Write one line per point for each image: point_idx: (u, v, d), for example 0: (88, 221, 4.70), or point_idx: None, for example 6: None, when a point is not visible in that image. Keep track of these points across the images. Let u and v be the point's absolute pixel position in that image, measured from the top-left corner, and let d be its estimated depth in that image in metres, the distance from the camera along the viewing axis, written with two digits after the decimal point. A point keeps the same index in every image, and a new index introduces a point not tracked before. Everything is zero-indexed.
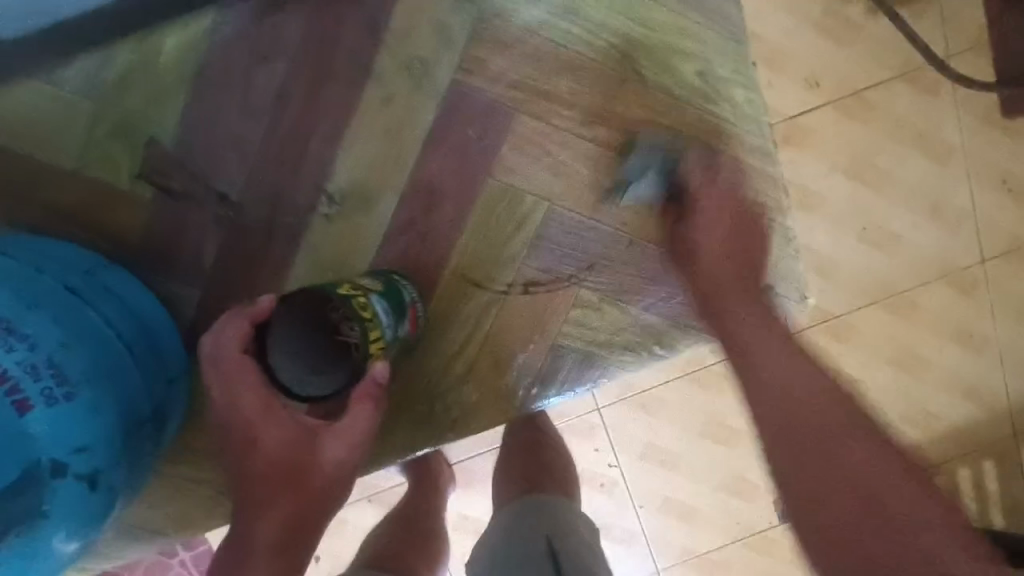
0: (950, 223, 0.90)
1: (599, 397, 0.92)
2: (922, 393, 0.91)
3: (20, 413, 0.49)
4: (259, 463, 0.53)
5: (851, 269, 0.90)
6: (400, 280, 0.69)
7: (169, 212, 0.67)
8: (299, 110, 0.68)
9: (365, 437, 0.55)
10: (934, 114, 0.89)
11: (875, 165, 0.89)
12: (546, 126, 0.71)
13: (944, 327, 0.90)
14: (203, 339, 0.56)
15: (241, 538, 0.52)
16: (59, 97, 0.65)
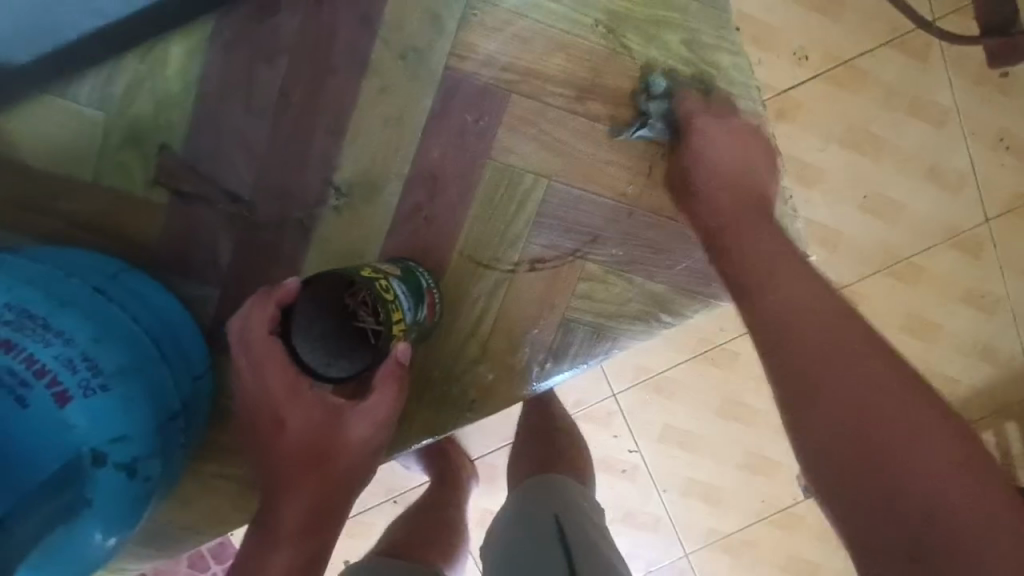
0: (951, 182, 0.98)
1: (615, 384, 1.02)
2: (937, 358, 1.01)
3: (60, 405, 0.51)
4: (287, 445, 0.58)
5: (853, 234, 0.98)
6: (416, 267, 0.71)
7: (182, 214, 0.70)
8: (299, 105, 0.70)
9: (387, 416, 0.60)
10: (927, 79, 0.97)
11: (872, 132, 0.97)
12: (540, 106, 0.73)
13: (951, 287, 1.00)
14: (230, 321, 0.58)
15: (274, 514, 0.57)
16: (70, 111, 0.67)
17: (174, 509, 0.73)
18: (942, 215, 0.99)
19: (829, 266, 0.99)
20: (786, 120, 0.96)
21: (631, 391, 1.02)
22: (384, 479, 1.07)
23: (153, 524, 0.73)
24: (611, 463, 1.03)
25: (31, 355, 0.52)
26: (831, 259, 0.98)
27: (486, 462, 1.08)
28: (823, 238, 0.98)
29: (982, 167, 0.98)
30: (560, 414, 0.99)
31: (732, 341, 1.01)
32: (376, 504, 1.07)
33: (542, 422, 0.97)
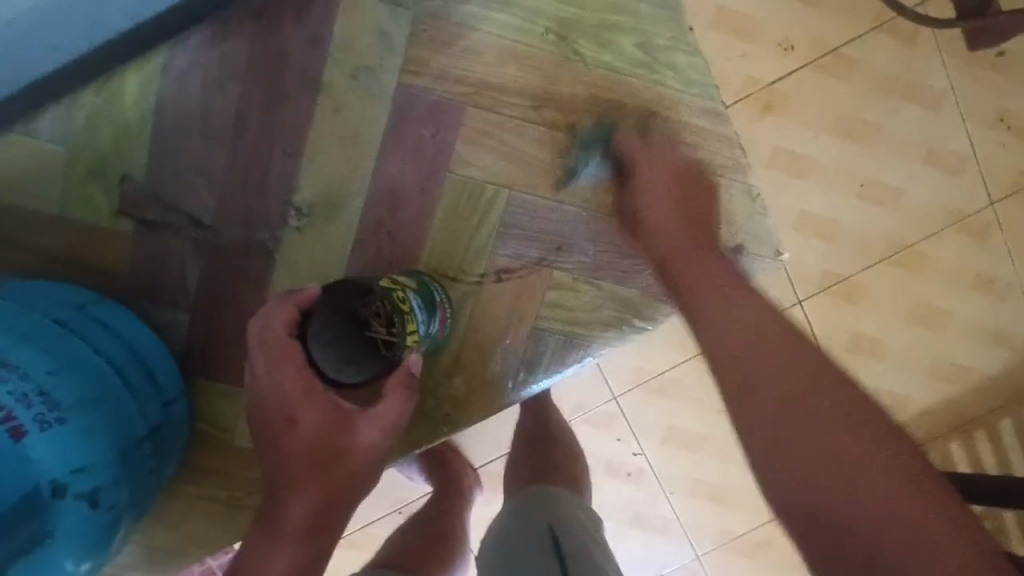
0: (950, 165, 0.96)
1: (614, 387, 1.00)
2: (947, 347, 0.98)
3: (18, 439, 0.52)
4: (295, 444, 0.58)
5: (849, 224, 0.96)
6: (430, 281, 0.71)
7: (147, 242, 0.71)
8: (255, 130, 0.71)
9: (395, 423, 0.60)
10: (917, 62, 0.95)
11: (863, 120, 0.95)
12: (497, 116, 0.73)
13: (955, 273, 0.97)
14: (248, 318, 0.57)
15: (280, 507, 0.58)
16: (35, 147, 0.69)
17: (166, 526, 0.74)
18: (943, 200, 0.96)
19: (828, 258, 0.97)
20: (773, 112, 0.95)
21: (633, 393, 1.00)
22: (390, 491, 1.07)
23: (147, 541, 0.74)
24: (616, 466, 1.02)
25: None
26: (827, 252, 0.97)
27: (489, 470, 1.07)
28: (819, 232, 0.97)
29: (981, 149, 0.96)
30: (550, 423, 0.98)
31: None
32: (382, 515, 1.07)
33: (533, 431, 0.97)
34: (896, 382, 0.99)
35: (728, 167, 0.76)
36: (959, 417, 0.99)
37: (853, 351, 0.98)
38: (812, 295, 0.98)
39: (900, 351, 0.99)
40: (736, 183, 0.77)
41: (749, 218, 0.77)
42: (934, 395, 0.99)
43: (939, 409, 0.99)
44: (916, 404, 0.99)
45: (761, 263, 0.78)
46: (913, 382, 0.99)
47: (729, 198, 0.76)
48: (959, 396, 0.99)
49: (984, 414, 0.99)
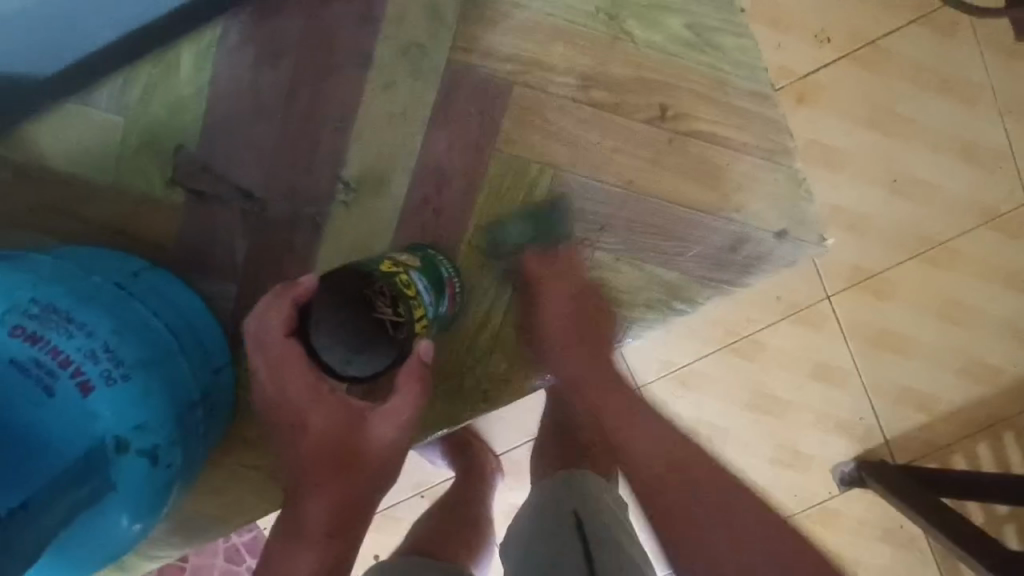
0: (986, 162, 0.95)
1: (640, 377, 0.99)
2: (980, 345, 0.97)
3: (84, 394, 0.53)
4: (308, 448, 0.55)
5: (881, 219, 0.96)
6: (436, 255, 0.72)
7: (198, 213, 0.72)
8: (307, 104, 0.72)
9: (412, 418, 0.57)
10: (955, 56, 0.94)
11: (898, 114, 0.94)
12: (544, 94, 0.73)
13: (992, 269, 0.96)
14: (246, 322, 0.57)
15: (297, 515, 0.55)
16: (92, 118, 0.71)
17: (208, 495, 0.76)
18: (978, 196, 0.95)
19: (861, 251, 0.96)
20: (807, 103, 0.94)
21: (660, 381, 0.99)
22: (411, 475, 1.08)
23: (189, 509, 0.76)
24: None
25: (55, 346, 0.53)
26: (861, 246, 0.96)
27: (511, 458, 1.07)
28: (851, 225, 0.96)
29: (1020, 146, 0.94)
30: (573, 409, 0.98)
31: (758, 332, 0.98)
32: (403, 500, 1.09)
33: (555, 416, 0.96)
34: (925, 380, 0.98)
35: (775, 151, 0.76)
36: (988, 417, 0.98)
37: (882, 347, 0.98)
38: (843, 289, 0.97)
39: (932, 348, 0.97)
40: (781, 167, 0.76)
41: (793, 202, 0.77)
42: (964, 395, 0.98)
43: (968, 410, 0.98)
44: (945, 402, 0.98)
45: (806, 248, 0.78)
46: (942, 381, 0.98)
47: (773, 182, 0.76)
48: (989, 396, 0.98)
49: (1017, 415, 0.98)
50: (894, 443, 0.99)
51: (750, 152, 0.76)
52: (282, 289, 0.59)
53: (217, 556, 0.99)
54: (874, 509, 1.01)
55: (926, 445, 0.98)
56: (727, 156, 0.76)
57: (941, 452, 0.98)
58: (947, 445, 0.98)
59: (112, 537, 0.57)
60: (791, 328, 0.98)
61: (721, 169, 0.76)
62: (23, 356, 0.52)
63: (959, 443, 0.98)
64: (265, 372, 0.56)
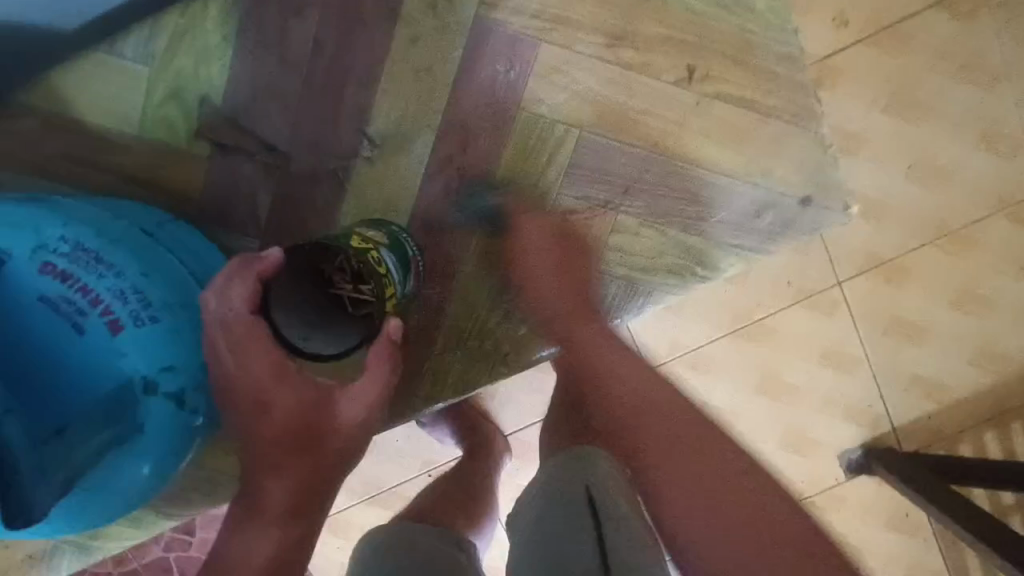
0: (1005, 149, 0.92)
1: (647, 360, 0.96)
2: (996, 336, 0.94)
3: (114, 333, 0.53)
4: (271, 428, 0.56)
5: (898, 207, 0.93)
6: (402, 233, 0.71)
7: (222, 166, 0.72)
8: (333, 57, 0.71)
9: (379, 398, 0.57)
10: (977, 38, 0.91)
11: (918, 97, 0.91)
12: (571, 53, 0.73)
13: (1010, 259, 0.93)
14: (205, 295, 0.55)
15: (262, 491, 0.57)
16: (118, 67, 0.70)
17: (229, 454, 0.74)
18: (997, 182, 0.92)
19: (873, 238, 0.93)
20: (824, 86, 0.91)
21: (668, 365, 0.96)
22: (419, 451, 1.05)
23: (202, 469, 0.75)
24: None
25: (87, 285, 0.53)
26: (877, 234, 0.93)
27: (519, 438, 1.02)
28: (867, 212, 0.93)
29: None
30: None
31: (768, 316, 0.95)
32: (411, 477, 1.05)
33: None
34: (938, 372, 0.95)
35: (801, 115, 0.76)
36: (998, 411, 0.95)
37: (897, 334, 0.94)
38: (855, 275, 0.93)
39: (946, 337, 0.94)
40: (808, 132, 0.76)
41: (820, 167, 0.77)
42: (976, 387, 0.95)
43: (981, 404, 0.95)
44: (957, 396, 0.95)
45: (828, 218, 0.78)
46: (957, 372, 0.94)
47: (800, 148, 0.76)
48: (1001, 388, 0.95)
49: None
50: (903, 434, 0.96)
51: (776, 117, 0.76)
52: (240, 261, 0.56)
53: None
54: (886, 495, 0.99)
55: (936, 437, 0.95)
56: (754, 119, 0.75)
57: (952, 443, 0.95)
58: (958, 436, 0.96)
59: (128, 491, 0.55)
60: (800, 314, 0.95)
61: (748, 133, 0.75)
62: (51, 293, 0.53)
63: (969, 433, 0.96)
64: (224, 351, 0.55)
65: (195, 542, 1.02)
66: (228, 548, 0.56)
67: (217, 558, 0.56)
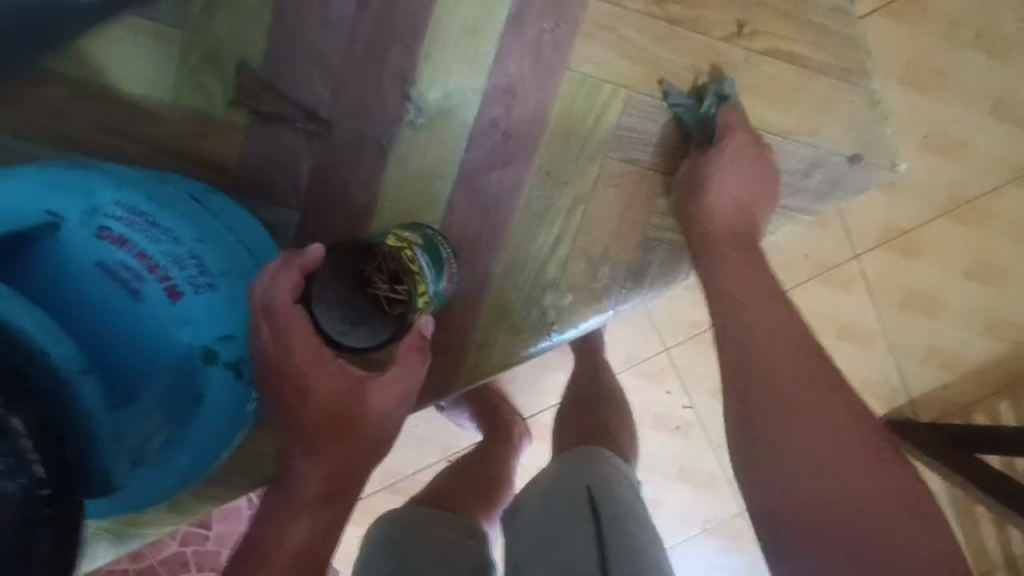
0: (1017, 119, 0.93)
1: (667, 336, 0.95)
2: (1006, 302, 0.96)
3: (173, 299, 0.52)
4: (308, 416, 0.52)
5: (915, 178, 0.94)
6: (434, 234, 0.68)
7: (260, 135, 0.70)
8: (377, 17, 0.69)
9: (411, 390, 0.54)
10: (990, 7, 0.92)
11: (930, 69, 0.92)
12: (618, 10, 0.71)
13: (1018, 227, 0.95)
14: (251, 284, 0.52)
15: (294, 480, 0.53)
16: (155, 32, 0.68)
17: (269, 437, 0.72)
18: (1010, 151, 0.94)
19: (889, 212, 0.94)
20: None
21: (686, 344, 0.95)
22: (438, 437, 1.01)
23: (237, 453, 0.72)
24: (665, 419, 0.97)
25: (142, 250, 0.52)
26: (894, 204, 0.94)
27: (540, 421, 1.00)
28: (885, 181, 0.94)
29: None
30: (599, 370, 0.91)
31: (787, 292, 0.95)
32: (430, 464, 1.01)
33: (583, 385, 0.90)
34: (950, 339, 0.97)
35: (847, 74, 0.75)
36: (1009, 375, 0.97)
37: (912, 307, 0.96)
38: (870, 248, 0.95)
39: (960, 307, 0.96)
40: (856, 90, 0.75)
41: (867, 124, 0.75)
42: (989, 355, 0.97)
43: (991, 370, 0.97)
44: (969, 361, 0.97)
45: (877, 174, 0.76)
46: (968, 339, 0.97)
47: (849, 104, 0.75)
48: (1015, 353, 0.97)
49: None
50: (918, 402, 0.98)
51: (822, 74, 0.74)
52: (287, 254, 0.53)
53: (242, 526, 0.97)
54: None
55: (949, 404, 0.97)
56: (800, 76, 0.74)
57: (965, 410, 0.97)
58: (972, 401, 0.98)
59: (184, 460, 0.54)
60: (819, 286, 0.95)
61: (796, 91, 0.74)
62: (109, 259, 0.51)
63: (983, 400, 0.98)
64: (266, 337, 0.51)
65: (213, 536, 0.98)
66: (265, 531, 0.52)
67: (253, 541, 0.52)
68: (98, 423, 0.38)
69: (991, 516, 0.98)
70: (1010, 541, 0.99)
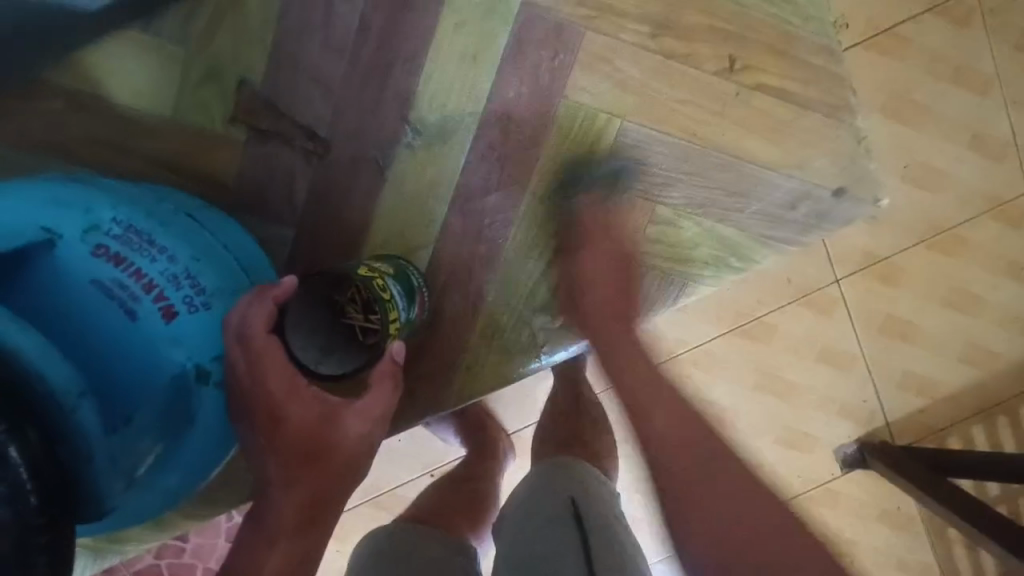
0: (993, 153, 0.96)
1: (652, 356, 0.96)
2: (980, 330, 0.99)
3: (167, 319, 0.51)
4: (280, 444, 0.52)
5: (897, 207, 0.97)
6: (406, 265, 0.69)
7: (258, 152, 0.70)
8: (381, 41, 0.70)
9: (384, 415, 0.55)
10: (969, 45, 0.95)
11: (912, 102, 0.95)
12: (615, 42, 0.73)
13: (992, 257, 0.98)
14: (225, 317, 0.53)
15: (266, 510, 0.53)
16: (156, 47, 0.68)
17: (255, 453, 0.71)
18: (986, 183, 0.97)
19: (871, 238, 0.97)
20: None
21: (670, 363, 0.96)
22: (422, 452, 1.00)
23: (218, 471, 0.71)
24: None
25: (140, 269, 0.52)
26: (876, 232, 0.97)
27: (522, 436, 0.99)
28: None
29: None
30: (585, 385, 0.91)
31: (768, 315, 0.97)
32: (413, 479, 1.00)
33: (566, 400, 0.90)
34: (926, 364, 0.99)
35: (834, 109, 0.77)
36: (982, 402, 1.00)
37: (891, 333, 0.99)
38: (853, 273, 0.97)
39: (935, 332, 0.99)
40: (843, 126, 0.77)
41: (852, 160, 0.77)
42: (962, 380, 1.00)
43: (964, 395, 1.00)
44: (944, 387, 1.00)
45: (860, 208, 0.78)
46: (943, 364, 0.99)
47: (836, 139, 0.77)
48: (987, 379, 1.00)
49: (1011, 400, 1.00)
50: (895, 425, 1.00)
51: (810, 109, 0.76)
52: (262, 287, 0.54)
53: (219, 539, 0.96)
54: (876, 489, 1.00)
55: (924, 427, 1.00)
56: (789, 111, 0.76)
57: (939, 434, 1.00)
58: (947, 425, 1.00)
59: (171, 484, 0.53)
60: (802, 310, 0.97)
61: (786, 126, 0.76)
62: (103, 276, 0.50)
63: (956, 426, 1.00)
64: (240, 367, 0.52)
65: (189, 549, 0.97)
66: (238, 559, 0.52)
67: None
68: (95, 445, 0.39)
69: (963, 540, 1.00)
70: (981, 564, 1.01)
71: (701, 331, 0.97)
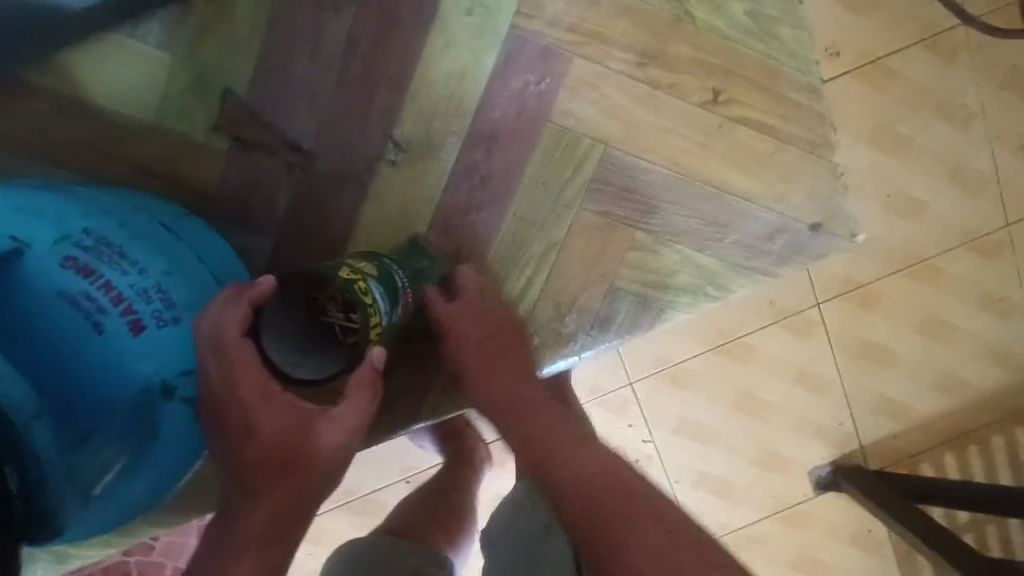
0: (971, 186, 0.98)
1: (631, 372, 0.97)
2: (953, 360, 1.01)
3: (135, 332, 0.51)
4: (253, 451, 0.52)
5: (879, 235, 0.98)
6: (390, 264, 0.64)
7: (240, 162, 0.70)
8: (368, 56, 0.70)
9: (361, 424, 0.54)
10: (953, 80, 0.96)
11: (897, 132, 0.96)
12: (602, 68, 0.74)
13: (967, 288, 0.99)
14: (199, 320, 0.51)
15: (233, 520, 0.52)
16: (141, 54, 0.68)
17: None
18: (965, 216, 0.98)
19: (852, 265, 0.98)
20: None
21: (648, 380, 0.97)
22: (397, 458, 0.99)
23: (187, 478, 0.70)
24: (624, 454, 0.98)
25: (109, 282, 0.52)
26: (856, 260, 0.98)
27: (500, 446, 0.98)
28: None
29: (1006, 172, 0.98)
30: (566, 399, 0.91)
31: (747, 338, 0.98)
32: (386, 485, 0.99)
33: None
34: (900, 391, 1.01)
35: (814, 143, 0.78)
36: (951, 430, 1.02)
37: (866, 360, 1.00)
38: (832, 299, 0.99)
39: (909, 361, 1.00)
40: (822, 160, 0.78)
41: (830, 196, 0.79)
42: (934, 408, 1.01)
43: (935, 423, 1.01)
44: (916, 413, 1.01)
45: (835, 243, 0.80)
46: (916, 392, 1.01)
47: (816, 173, 0.78)
48: (958, 408, 1.01)
49: (979, 428, 1.02)
50: (868, 449, 1.01)
51: (792, 142, 0.77)
52: (238, 288, 0.52)
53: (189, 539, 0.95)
54: (847, 512, 1.01)
55: (894, 453, 1.01)
56: (770, 145, 0.77)
57: (910, 460, 1.01)
58: (917, 452, 1.02)
59: (133, 494, 0.54)
60: (780, 334, 0.98)
61: (767, 158, 0.77)
62: (71, 289, 0.50)
63: (926, 453, 1.02)
64: (214, 371, 0.51)
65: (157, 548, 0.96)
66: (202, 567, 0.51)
67: None
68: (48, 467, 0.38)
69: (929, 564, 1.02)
70: None
71: (682, 348, 0.97)
